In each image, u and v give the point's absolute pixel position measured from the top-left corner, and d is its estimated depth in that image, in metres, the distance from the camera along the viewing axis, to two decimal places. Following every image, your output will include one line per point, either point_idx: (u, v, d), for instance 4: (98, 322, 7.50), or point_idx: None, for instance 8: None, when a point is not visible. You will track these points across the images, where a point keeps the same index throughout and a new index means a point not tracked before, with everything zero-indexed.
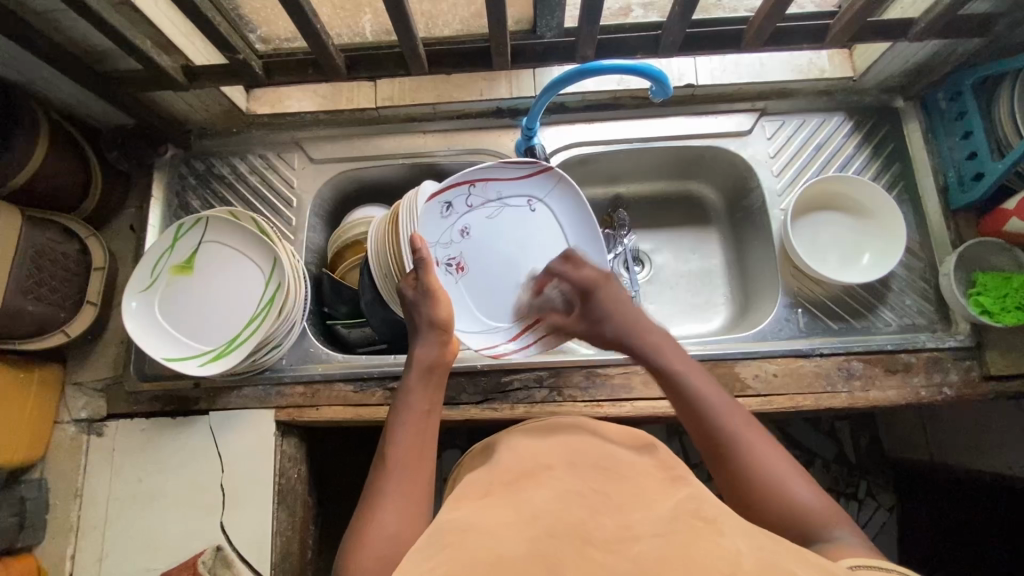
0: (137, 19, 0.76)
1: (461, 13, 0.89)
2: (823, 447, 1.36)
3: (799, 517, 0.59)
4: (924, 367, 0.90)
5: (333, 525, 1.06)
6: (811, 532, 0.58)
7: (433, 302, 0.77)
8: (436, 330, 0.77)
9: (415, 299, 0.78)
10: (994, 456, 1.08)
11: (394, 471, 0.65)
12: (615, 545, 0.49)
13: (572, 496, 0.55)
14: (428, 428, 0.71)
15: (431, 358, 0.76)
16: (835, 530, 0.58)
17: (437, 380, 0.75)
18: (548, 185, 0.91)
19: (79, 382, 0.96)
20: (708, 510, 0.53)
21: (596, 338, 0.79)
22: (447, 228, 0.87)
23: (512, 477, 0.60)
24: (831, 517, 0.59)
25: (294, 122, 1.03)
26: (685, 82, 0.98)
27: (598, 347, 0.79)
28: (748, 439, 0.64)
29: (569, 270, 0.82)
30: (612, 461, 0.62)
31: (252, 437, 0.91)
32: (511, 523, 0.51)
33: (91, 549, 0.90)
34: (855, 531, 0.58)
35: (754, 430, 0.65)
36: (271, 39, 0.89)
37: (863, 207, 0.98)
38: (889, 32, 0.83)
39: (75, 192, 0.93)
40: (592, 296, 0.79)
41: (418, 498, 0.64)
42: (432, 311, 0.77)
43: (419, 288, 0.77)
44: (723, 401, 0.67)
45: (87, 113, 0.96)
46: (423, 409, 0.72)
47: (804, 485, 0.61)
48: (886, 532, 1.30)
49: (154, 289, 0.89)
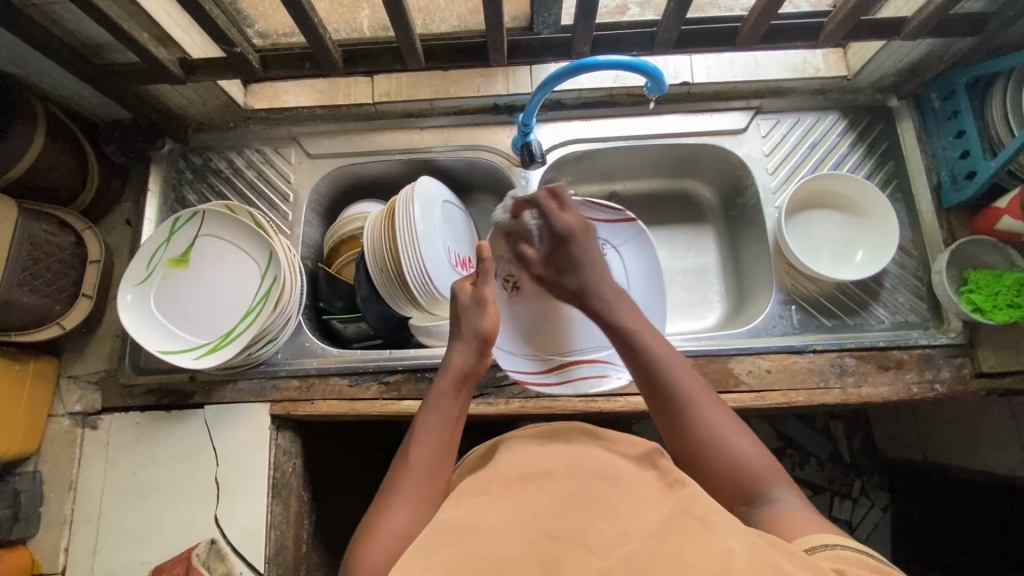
0: (134, 12, 0.77)
1: (458, 9, 0.89)
2: (817, 446, 1.36)
3: (741, 476, 0.62)
4: (916, 364, 0.90)
5: (327, 520, 1.06)
6: (749, 488, 0.61)
7: (482, 313, 0.77)
8: (481, 342, 0.76)
9: (466, 306, 0.77)
10: (987, 454, 1.09)
11: (412, 471, 0.66)
12: (611, 549, 0.49)
13: (573, 499, 0.56)
14: (454, 433, 0.71)
15: (467, 365, 0.75)
16: (776, 492, 0.61)
17: (470, 388, 0.74)
18: (627, 234, 0.96)
19: (74, 375, 0.96)
20: (699, 507, 0.53)
21: (560, 285, 0.80)
22: (510, 250, 0.92)
23: (511, 481, 0.61)
24: (773, 474, 0.62)
25: (292, 118, 1.04)
26: (680, 80, 0.98)
27: (561, 289, 0.81)
28: (692, 398, 0.66)
29: (552, 212, 0.82)
30: (609, 467, 0.63)
31: (247, 431, 0.91)
32: (509, 529, 0.52)
33: (85, 542, 0.90)
34: (796, 494, 0.61)
35: (699, 386, 0.67)
36: (269, 34, 0.90)
37: (857, 205, 0.99)
38: (882, 31, 0.84)
39: (71, 185, 0.93)
40: (564, 242, 0.80)
41: (427, 499, 0.64)
42: (478, 319, 0.77)
43: (473, 296, 0.78)
44: (670, 354, 0.70)
45: (84, 107, 0.96)
46: (453, 413, 0.72)
47: (745, 440, 0.64)
48: (879, 531, 1.30)
49: (150, 282, 0.89)
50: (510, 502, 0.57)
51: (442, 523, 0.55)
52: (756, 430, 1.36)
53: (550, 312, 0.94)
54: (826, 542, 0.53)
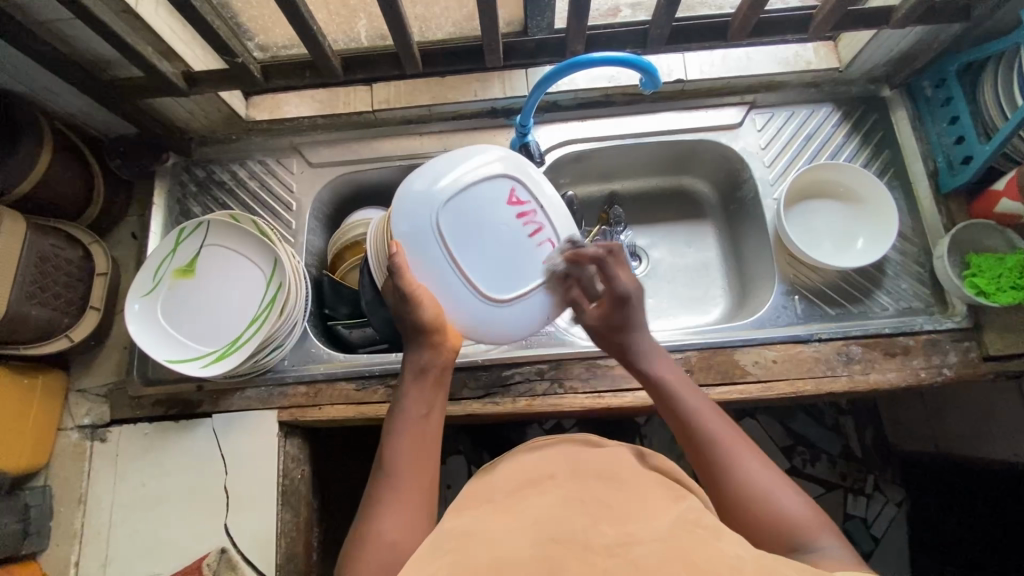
0: (137, 27, 0.79)
1: (454, 16, 0.91)
2: (828, 443, 1.34)
3: (791, 532, 0.59)
4: (923, 350, 0.90)
5: (336, 528, 1.05)
6: (795, 541, 0.58)
7: (412, 305, 0.72)
8: (421, 334, 0.73)
9: (395, 306, 0.73)
10: (1000, 443, 1.07)
11: (393, 483, 0.65)
12: (616, 547, 0.48)
13: (574, 503, 0.54)
14: (428, 431, 0.70)
15: (422, 360, 0.74)
16: (821, 541, 0.58)
17: (431, 381, 0.73)
18: (501, 192, 0.75)
19: (83, 388, 0.97)
20: (709, 518, 0.52)
21: (606, 340, 0.79)
22: (499, 209, 0.75)
23: (519, 487, 0.59)
24: (818, 527, 0.59)
25: (292, 128, 1.05)
26: (674, 77, 1.00)
27: (608, 347, 0.79)
28: (737, 457, 0.65)
29: (610, 272, 0.76)
30: (618, 470, 0.61)
31: (256, 439, 0.91)
32: (516, 531, 0.51)
33: (95, 556, 0.89)
34: (844, 546, 0.58)
35: (736, 441, 0.66)
36: (269, 46, 0.92)
37: (854, 193, 0.99)
38: (870, 20, 0.86)
39: (77, 201, 0.95)
40: (625, 304, 0.76)
41: (412, 508, 0.63)
42: (417, 314, 0.73)
43: (396, 292, 0.72)
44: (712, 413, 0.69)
45: (90, 123, 0.98)
46: (417, 416, 0.71)
47: (790, 496, 0.62)
48: (895, 526, 1.29)
49: (157, 293, 0.91)
50: (514, 506, 0.56)
51: (448, 526, 0.55)
52: (763, 427, 1.34)
53: (505, 247, 0.75)
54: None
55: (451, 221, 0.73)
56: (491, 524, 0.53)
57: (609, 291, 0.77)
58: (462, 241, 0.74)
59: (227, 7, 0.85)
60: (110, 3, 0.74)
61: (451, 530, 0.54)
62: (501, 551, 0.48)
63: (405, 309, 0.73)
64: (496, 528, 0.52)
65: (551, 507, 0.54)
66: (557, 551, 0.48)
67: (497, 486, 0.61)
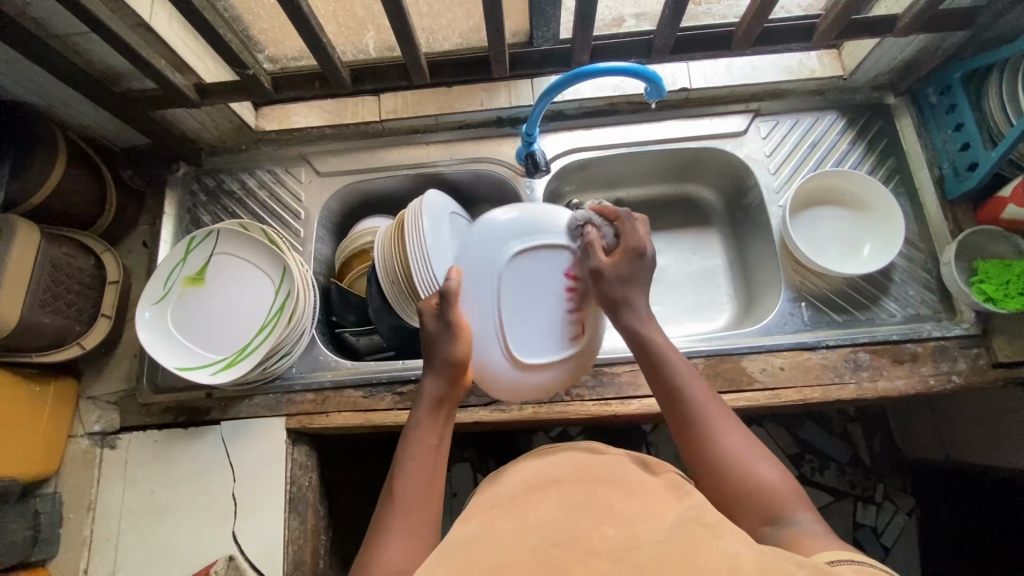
0: (151, 40, 0.80)
1: (460, 28, 0.92)
2: (836, 451, 1.33)
3: (762, 499, 0.59)
4: (931, 356, 0.90)
5: (343, 536, 1.05)
6: (768, 514, 0.58)
7: (452, 339, 0.74)
8: (453, 369, 0.74)
9: (435, 334, 0.74)
10: (1011, 450, 1.06)
11: (399, 511, 0.65)
12: (619, 551, 0.47)
13: (579, 507, 0.55)
14: (438, 462, 0.70)
15: (441, 392, 0.74)
16: (796, 515, 0.57)
17: (448, 414, 0.74)
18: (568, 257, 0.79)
19: (93, 396, 0.98)
20: (709, 516, 0.51)
21: (606, 283, 0.75)
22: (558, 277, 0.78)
23: (521, 493, 0.60)
24: (792, 500, 0.59)
25: (301, 138, 1.07)
26: (679, 86, 1.00)
27: (601, 295, 0.75)
28: (717, 425, 0.65)
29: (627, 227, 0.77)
30: (621, 475, 0.61)
31: (264, 446, 0.92)
32: (516, 535, 0.52)
33: (103, 562, 0.90)
34: (818, 521, 0.57)
35: (717, 410, 0.67)
36: (279, 58, 0.93)
37: (860, 201, 1.00)
38: (874, 28, 0.86)
39: (89, 211, 0.96)
40: (637, 260, 0.75)
41: (417, 532, 0.63)
42: (450, 348, 0.74)
43: (441, 322, 0.74)
44: (692, 374, 0.70)
45: (103, 135, 1.00)
46: (432, 445, 0.71)
47: (766, 464, 0.62)
48: (905, 536, 1.27)
49: (166, 301, 0.91)
50: (515, 513, 0.56)
51: (453, 534, 0.55)
52: (771, 436, 1.34)
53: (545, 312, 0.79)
54: (842, 556, 0.49)
55: (511, 275, 0.77)
56: (493, 530, 0.54)
57: (622, 246, 0.76)
58: (516, 293, 0.78)
59: (238, 21, 0.86)
60: (124, 17, 0.76)
61: (456, 535, 0.54)
62: (504, 555, 0.49)
63: (440, 340, 0.74)
64: (499, 533, 0.53)
65: (553, 511, 0.54)
66: (560, 556, 0.48)
67: (501, 492, 0.62)
